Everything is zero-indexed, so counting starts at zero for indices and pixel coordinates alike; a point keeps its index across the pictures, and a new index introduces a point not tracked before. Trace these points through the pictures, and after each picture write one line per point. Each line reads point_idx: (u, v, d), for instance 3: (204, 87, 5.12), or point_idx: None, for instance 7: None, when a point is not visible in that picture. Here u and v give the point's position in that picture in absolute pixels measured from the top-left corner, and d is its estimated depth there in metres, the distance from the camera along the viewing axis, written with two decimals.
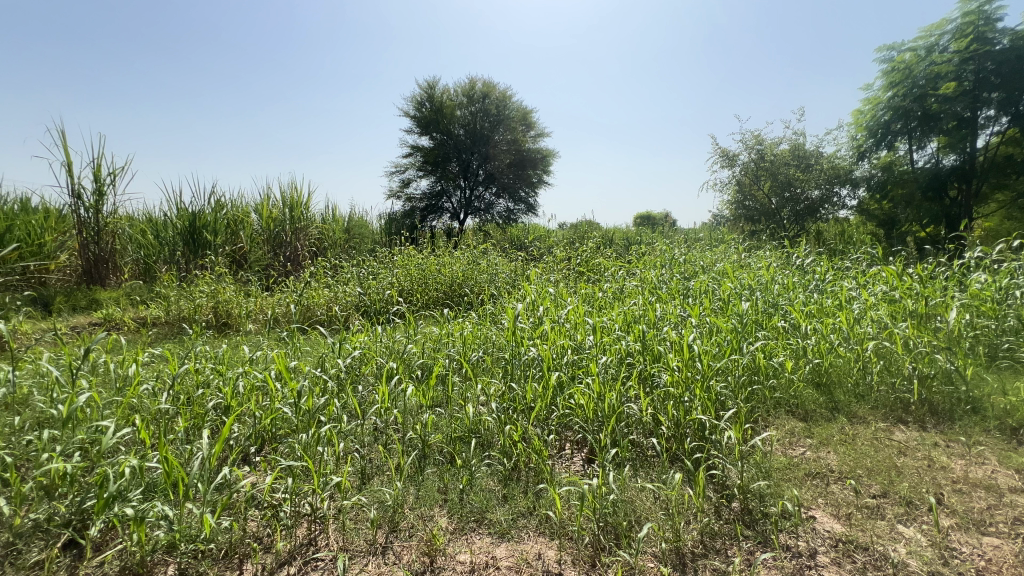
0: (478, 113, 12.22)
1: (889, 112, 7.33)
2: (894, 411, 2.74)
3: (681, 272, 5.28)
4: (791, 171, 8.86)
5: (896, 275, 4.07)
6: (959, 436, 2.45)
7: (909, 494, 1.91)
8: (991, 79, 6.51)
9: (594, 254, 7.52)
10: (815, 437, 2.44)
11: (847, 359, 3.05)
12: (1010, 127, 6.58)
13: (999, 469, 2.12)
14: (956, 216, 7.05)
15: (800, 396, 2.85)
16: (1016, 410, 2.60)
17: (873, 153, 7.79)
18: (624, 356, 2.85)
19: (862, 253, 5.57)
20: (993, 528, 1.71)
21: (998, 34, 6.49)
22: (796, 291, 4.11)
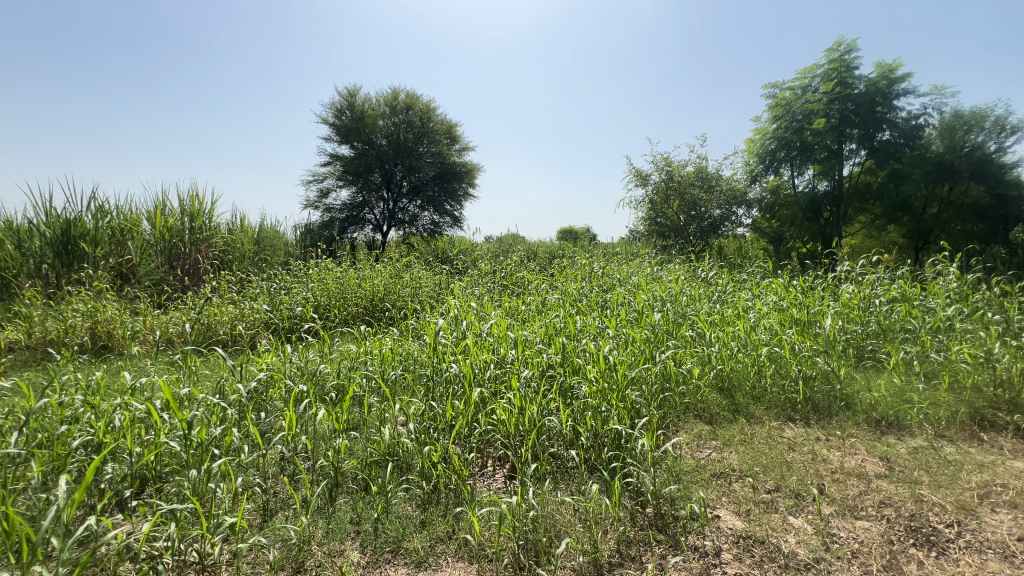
0: (402, 124, 12.01)
1: (775, 141, 8.31)
2: (784, 410, 3.04)
3: (600, 285, 5.51)
4: (696, 191, 9.64)
5: (784, 286, 4.55)
6: (835, 430, 2.75)
7: (798, 487, 2.09)
8: (852, 117, 7.55)
9: (518, 267, 7.63)
10: (719, 438, 2.63)
11: (745, 364, 3.34)
12: (867, 159, 7.68)
13: (867, 458, 2.40)
14: (830, 234, 8.07)
15: (706, 401, 3.07)
16: (878, 404, 2.99)
17: (763, 178, 8.75)
18: (546, 369, 2.88)
19: (756, 267, 6.17)
20: (864, 512, 1.91)
21: (856, 79, 7.58)
22: (701, 302, 4.45)
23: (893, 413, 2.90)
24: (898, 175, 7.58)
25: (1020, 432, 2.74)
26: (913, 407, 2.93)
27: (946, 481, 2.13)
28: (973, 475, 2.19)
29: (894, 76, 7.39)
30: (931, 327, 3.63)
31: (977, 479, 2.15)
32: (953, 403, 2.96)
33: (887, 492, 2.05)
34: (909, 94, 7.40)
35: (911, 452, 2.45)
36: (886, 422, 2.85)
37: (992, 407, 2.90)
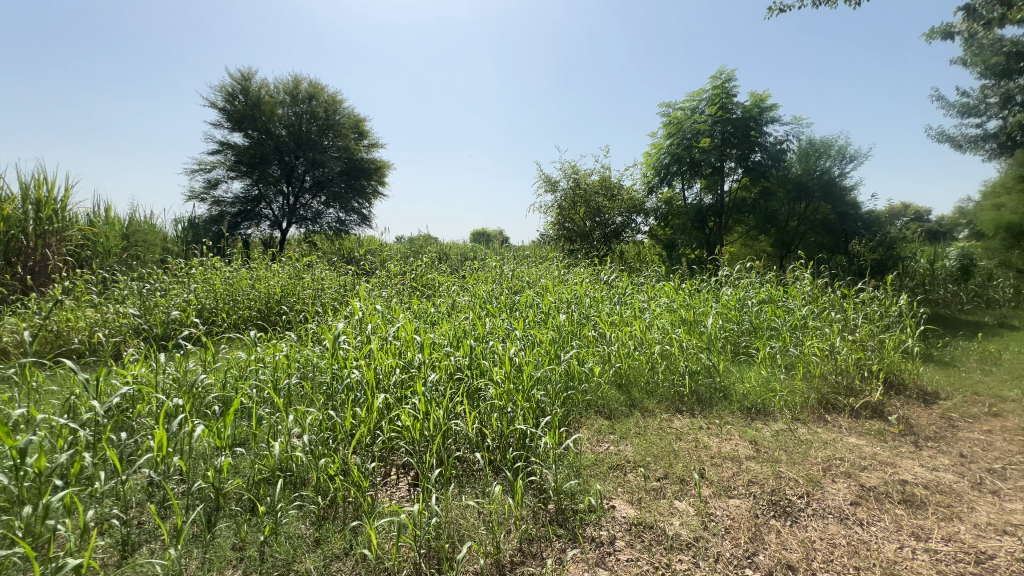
0: (304, 115, 11.23)
1: (668, 156, 9.07)
2: (673, 403, 3.33)
3: (510, 287, 5.61)
4: (600, 199, 10.15)
5: (674, 290, 4.99)
6: (714, 418, 3.07)
7: (682, 473, 2.29)
8: (732, 138, 8.48)
9: (428, 269, 7.50)
10: (617, 432, 2.81)
11: (640, 361, 3.62)
12: (743, 176, 8.68)
13: (739, 441, 2.71)
14: (713, 242, 8.99)
15: (606, 397, 3.29)
16: (749, 393, 3.38)
17: (659, 189, 9.51)
18: (453, 372, 2.85)
19: (651, 271, 6.69)
20: (736, 491, 2.15)
21: (735, 105, 8.52)
22: (603, 303, 4.70)
23: (760, 401, 3.30)
24: (767, 193, 8.71)
25: (855, 412, 3.26)
26: (776, 395, 3.36)
27: (799, 459, 2.47)
28: (819, 452, 2.56)
29: (764, 105, 8.43)
30: (790, 326, 4.19)
31: (822, 454, 2.52)
32: (806, 390, 3.44)
33: (754, 471, 2.32)
34: (776, 122, 8.48)
35: (774, 435, 2.80)
36: (755, 409, 3.24)
37: (835, 392, 3.42)
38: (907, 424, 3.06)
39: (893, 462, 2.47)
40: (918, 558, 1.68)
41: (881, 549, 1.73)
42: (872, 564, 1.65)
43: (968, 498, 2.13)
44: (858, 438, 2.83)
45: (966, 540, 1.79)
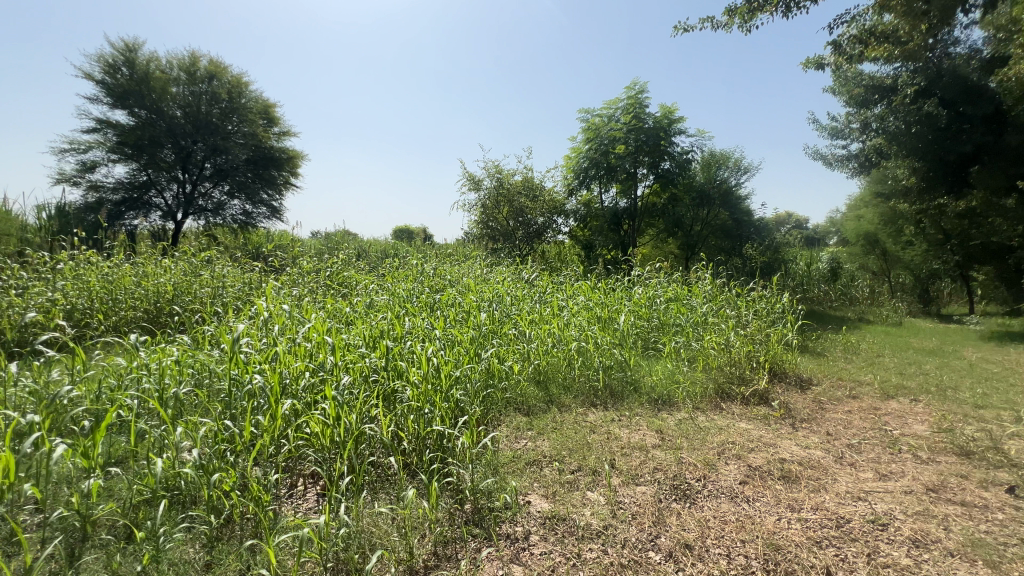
0: (204, 95, 10.17)
1: (587, 161, 9.43)
2: (588, 397, 3.49)
3: (431, 286, 5.52)
4: (523, 200, 10.02)
5: (590, 290, 5.18)
6: (625, 410, 3.25)
7: (595, 465, 2.39)
8: (644, 147, 9.02)
9: (345, 266, 7.15)
10: (534, 428, 2.89)
11: (559, 358, 3.74)
12: (655, 183, 9.28)
13: (647, 431, 2.89)
14: (627, 244, 9.56)
15: (524, 394, 3.40)
16: (656, 385, 3.63)
17: (578, 192, 9.84)
18: (368, 375, 2.74)
19: (570, 270, 6.91)
20: (643, 478, 2.28)
21: (648, 116, 9.07)
22: (523, 302, 4.75)
23: (666, 392, 3.56)
24: (675, 199, 9.46)
25: (745, 399, 3.61)
26: (680, 387, 3.63)
27: (698, 445, 2.68)
28: (715, 437, 2.80)
29: (673, 118, 9.07)
30: (692, 322, 4.55)
31: (717, 440, 2.76)
32: (704, 380, 3.77)
33: (658, 459, 2.48)
34: (682, 133, 9.17)
35: (677, 424, 3.01)
36: (661, 400, 3.48)
37: (729, 381, 3.77)
38: (787, 408, 3.45)
39: (775, 443, 2.76)
40: (792, 527, 1.90)
41: (763, 522, 1.93)
42: (756, 536, 1.83)
43: (832, 470, 2.44)
44: (747, 423, 3.13)
45: (830, 508, 2.04)
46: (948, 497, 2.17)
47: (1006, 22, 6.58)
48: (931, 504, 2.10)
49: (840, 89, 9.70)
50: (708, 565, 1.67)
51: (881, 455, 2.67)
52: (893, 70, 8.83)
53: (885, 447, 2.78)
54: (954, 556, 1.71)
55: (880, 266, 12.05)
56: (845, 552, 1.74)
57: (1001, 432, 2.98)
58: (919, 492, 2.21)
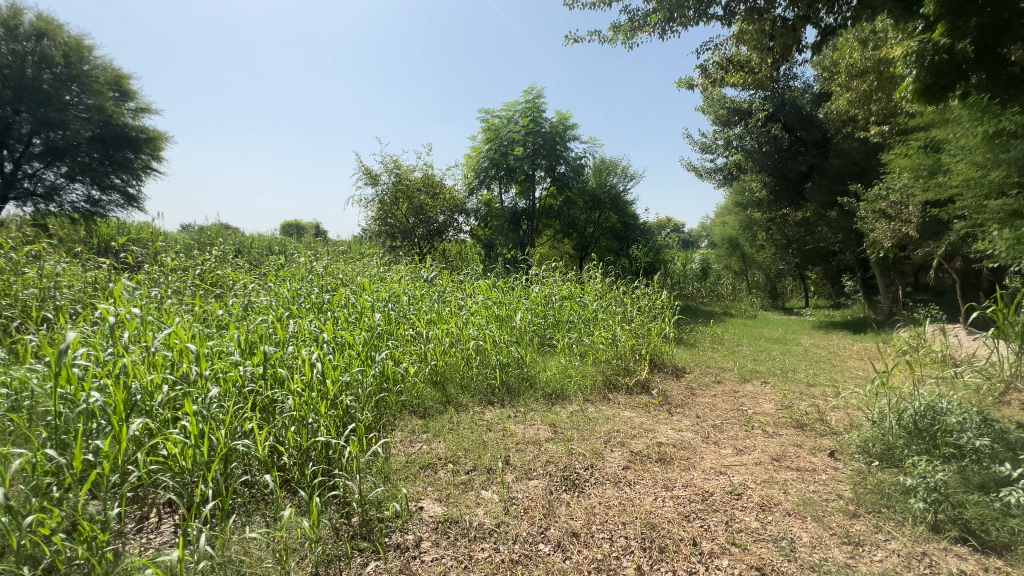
0: (30, 55, 8.39)
1: (487, 160, 9.47)
2: (486, 395, 3.53)
3: (321, 285, 5.12)
4: (423, 197, 9.22)
5: (489, 289, 5.16)
6: (521, 406, 3.32)
7: (489, 463, 2.41)
8: (542, 150, 9.33)
9: (219, 264, 6.37)
10: (430, 431, 2.84)
11: (457, 357, 3.72)
12: (551, 185, 9.69)
13: (541, 425, 2.98)
14: (526, 243, 9.90)
15: (420, 396, 3.35)
16: (550, 380, 3.78)
17: (478, 191, 9.80)
18: (242, 386, 2.46)
19: (470, 269, 6.85)
20: (536, 472, 2.35)
21: (544, 121, 9.42)
22: (422, 301, 4.58)
23: (559, 386, 3.71)
24: (569, 202, 10.22)
25: (629, 389, 3.90)
26: (572, 380, 3.81)
27: (587, 435, 2.83)
28: (603, 427, 2.98)
29: (568, 124, 9.51)
30: (585, 319, 4.81)
31: (604, 429, 2.93)
32: (594, 373, 3.99)
33: (551, 452, 2.57)
34: (576, 140, 9.67)
35: (569, 416, 3.15)
36: (554, 395, 3.62)
37: (616, 373, 4.03)
38: (664, 396, 3.79)
39: (654, 429, 3.01)
40: (667, 505, 2.08)
41: (642, 503, 2.09)
42: (635, 517, 1.97)
43: (700, 449, 2.73)
44: (631, 411, 3.38)
45: (697, 484, 2.27)
46: (788, 464, 2.55)
47: (829, 64, 7.91)
48: (774, 472, 2.44)
49: (708, 107, 10.73)
50: (594, 550, 1.76)
51: (738, 432, 3.05)
52: (749, 96, 10.05)
53: (741, 425, 3.18)
54: (790, 514, 2.01)
55: (740, 266, 13.84)
56: (709, 522, 1.94)
57: (825, 406, 3.58)
58: (765, 462, 2.56)
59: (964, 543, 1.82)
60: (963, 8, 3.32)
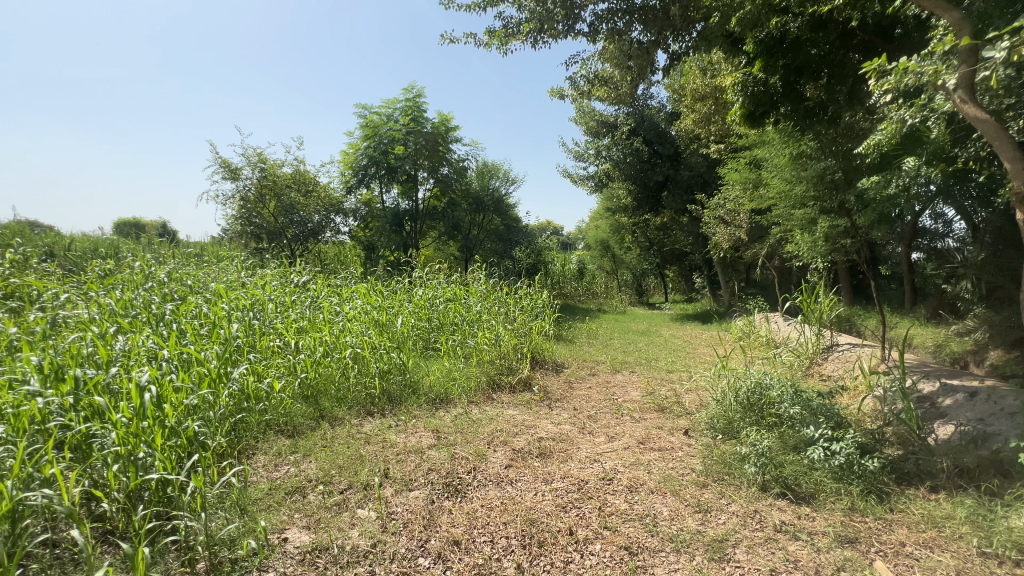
0: None
1: (365, 158, 8.98)
2: (364, 406, 3.32)
3: (163, 293, 4.35)
4: (294, 195, 8.44)
5: (367, 293, 4.74)
6: (403, 414, 3.19)
7: (366, 478, 2.26)
8: (424, 150, 9.16)
9: (17, 270, 5.09)
10: (299, 451, 2.58)
11: (332, 367, 3.44)
12: (435, 186, 9.61)
13: (424, 433, 2.88)
14: (409, 244, 9.61)
15: (289, 413, 3.04)
16: (434, 384, 3.68)
17: (357, 190, 9.26)
18: (45, 422, 1.97)
19: (349, 272, 6.41)
20: (417, 482, 2.26)
21: (425, 121, 9.21)
22: (291, 307, 4.11)
23: (443, 390, 3.64)
24: (453, 203, 10.20)
25: (512, 387, 3.98)
26: (456, 383, 3.76)
27: (471, 438, 2.81)
28: (486, 428, 2.98)
29: (450, 126, 9.46)
30: (469, 320, 4.80)
31: (487, 430, 2.94)
32: (478, 374, 4.00)
33: (432, 459, 2.49)
34: (458, 142, 9.66)
35: (453, 420, 3.10)
36: (438, 399, 3.54)
37: (499, 372, 4.08)
38: (545, 392, 3.94)
39: (535, 425, 3.10)
40: (546, 499, 2.14)
41: (523, 500, 2.13)
42: (516, 515, 2.00)
43: (576, 440, 2.88)
44: (514, 410, 3.44)
45: (574, 474, 2.38)
46: (652, 446, 2.80)
47: (678, 88, 8.99)
48: (640, 454, 2.66)
49: (579, 118, 11.49)
50: (474, 556, 1.74)
51: (610, 420, 3.28)
52: (614, 111, 10.99)
53: (613, 414, 3.43)
54: (653, 492, 2.20)
55: (611, 266, 15.08)
56: (583, 509, 2.05)
57: (681, 389, 4.03)
58: (633, 446, 2.79)
59: (784, 497, 2.16)
60: (774, 49, 4.25)
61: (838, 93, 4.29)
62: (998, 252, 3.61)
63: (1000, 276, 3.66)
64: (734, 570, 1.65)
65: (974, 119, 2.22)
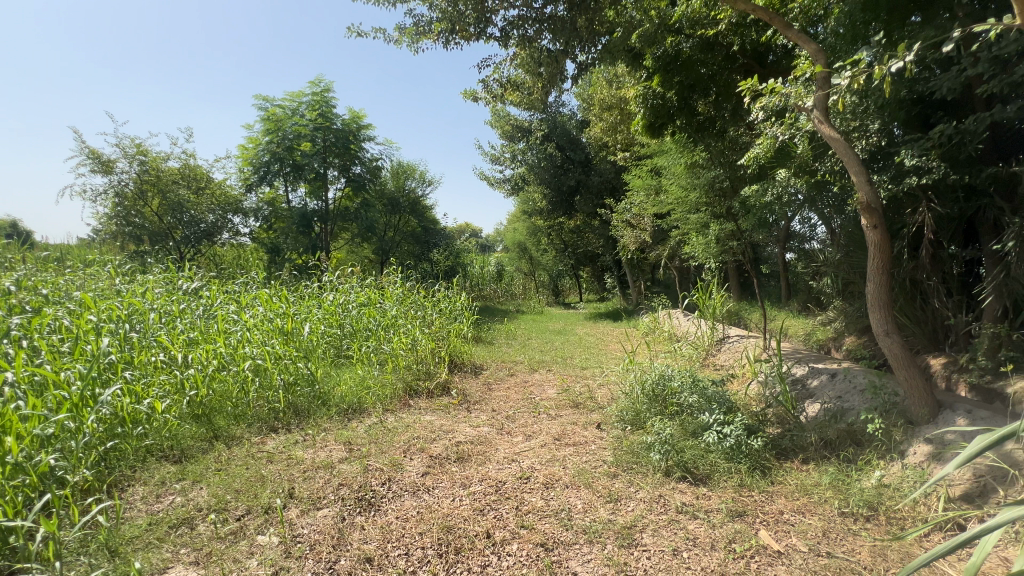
0: None
1: (267, 154, 8.31)
2: (266, 422, 3.06)
3: (9, 305, 3.65)
4: (181, 192, 7.58)
5: (270, 298, 4.32)
6: (311, 428, 2.98)
7: (268, 501, 2.08)
8: (333, 148, 8.68)
9: None
10: (187, 478, 2.30)
11: (229, 383, 3.12)
12: (346, 186, 9.16)
13: (334, 446, 2.71)
14: (319, 246, 9.01)
15: (176, 436, 2.70)
16: (345, 394, 3.48)
17: (258, 188, 8.55)
18: None
19: (249, 277, 5.86)
20: (325, 500, 2.12)
21: (335, 117, 8.74)
22: (178, 316, 3.66)
23: (356, 400, 3.45)
24: (367, 203, 9.78)
25: (430, 393, 3.89)
26: (370, 392, 3.59)
27: (386, 447, 2.70)
28: (402, 436, 2.88)
29: (362, 124, 9.08)
30: (383, 325, 4.61)
31: (403, 438, 2.84)
32: (394, 381, 3.86)
33: (343, 474, 2.35)
34: (371, 141, 9.32)
35: (366, 430, 2.96)
36: (351, 410, 3.36)
37: (416, 378, 3.95)
38: (463, 395, 3.90)
39: (453, 429, 3.06)
40: (464, 503, 2.11)
41: (441, 507, 2.09)
42: (432, 523, 1.95)
43: (495, 441, 2.89)
44: (431, 415, 3.37)
45: (491, 476, 2.39)
46: (567, 441, 2.89)
47: (587, 97, 9.44)
48: (556, 450, 2.73)
49: (494, 122, 11.63)
50: (388, 571, 1.67)
51: (527, 419, 3.34)
52: (528, 117, 11.27)
53: (530, 412, 3.49)
54: (568, 486, 2.27)
55: (528, 268, 15.41)
56: (501, 510, 2.05)
57: (594, 385, 4.22)
58: (549, 443, 2.85)
59: (685, 480, 2.34)
60: (670, 65, 4.63)
61: (724, 110, 4.86)
62: (850, 253, 4.18)
63: (852, 273, 4.24)
64: (642, 554, 1.75)
65: (829, 138, 2.58)
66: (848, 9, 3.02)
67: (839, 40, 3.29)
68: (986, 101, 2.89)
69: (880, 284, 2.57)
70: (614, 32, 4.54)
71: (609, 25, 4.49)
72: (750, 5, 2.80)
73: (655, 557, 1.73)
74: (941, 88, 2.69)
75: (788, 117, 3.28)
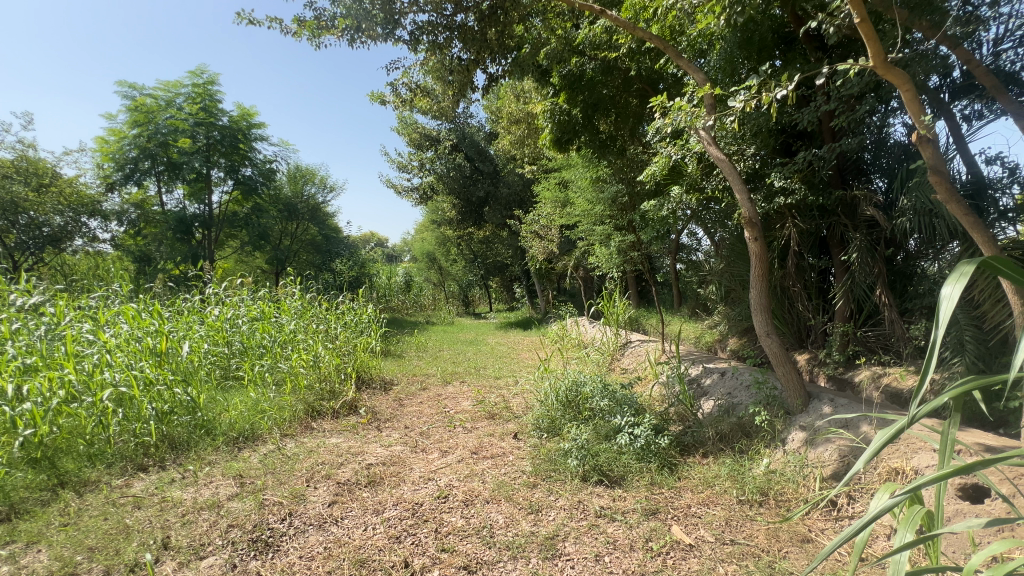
0: None
1: (134, 148, 7.19)
2: (132, 461, 2.60)
3: None
4: (16, 188, 6.31)
5: (139, 313, 3.69)
6: (191, 463, 2.59)
7: (134, 556, 1.75)
8: (219, 146, 7.81)
9: None
10: (18, 540, 1.85)
11: (80, 417, 2.60)
12: (234, 189, 8.32)
13: (222, 482, 2.36)
14: (200, 255, 7.95)
15: (3, 488, 2.19)
16: (235, 421, 3.08)
17: (123, 188, 7.41)
18: None
19: (108, 289, 5.00)
20: (209, 548, 1.82)
21: (219, 112, 7.85)
22: (8, 339, 2.98)
23: (248, 427, 3.06)
24: (259, 209, 9.01)
25: (336, 413, 3.59)
26: (264, 416, 3.21)
27: (285, 477, 2.42)
28: (304, 463, 2.60)
29: (252, 122, 8.28)
30: (280, 341, 4.17)
31: (306, 465, 2.57)
32: (293, 403, 3.49)
33: (234, 513, 2.05)
34: (263, 141, 8.57)
35: (261, 460, 2.63)
36: (241, 438, 2.98)
37: (319, 398, 3.63)
38: (373, 413, 3.66)
39: (362, 451, 2.85)
40: (379, 532, 1.95)
41: (352, 538, 1.91)
42: (343, 559, 1.77)
43: (409, 460, 2.73)
44: (337, 438, 3.10)
45: (407, 498, 2.24)
46: (484, 454, 2.82)
47: (495, 110, 9.59)
48: (474, 465, 2.65)
49: (401, 129, 11.30)
50: None
51: (443, 434, 3.21)
52: (436, 125, 11.15)
53: (445, 427, 3.37)
54: (488, 501, 2.20)
55: (437, 278, 15.13)
56: (419, 536, 1.92)
57: (509, 394, 4.20)
58: (466, 458, 2.76)
59: (601, 483, 2.38)
60: (575, 84, 4.89)
61: (624, 129, 5.17)
62: (731, 263, 4.66)
63: (734, 281, 4.73)
64: (566, 564, 1.74)
65: (716, 159, 2.85)
66: (727, 45, 3.37)
67: (717, 72, 3.65)
68: (834, 135, 3.40)
69: (761, 290, 2.87)
70: (523, 47, 4.65)
71: (518, 40, 4.56)
72: (647, 33, 2.98)
73: (579, 565, 1.73)
74: (803, 120, 3.11)
75: (681, 139, 3.56)
